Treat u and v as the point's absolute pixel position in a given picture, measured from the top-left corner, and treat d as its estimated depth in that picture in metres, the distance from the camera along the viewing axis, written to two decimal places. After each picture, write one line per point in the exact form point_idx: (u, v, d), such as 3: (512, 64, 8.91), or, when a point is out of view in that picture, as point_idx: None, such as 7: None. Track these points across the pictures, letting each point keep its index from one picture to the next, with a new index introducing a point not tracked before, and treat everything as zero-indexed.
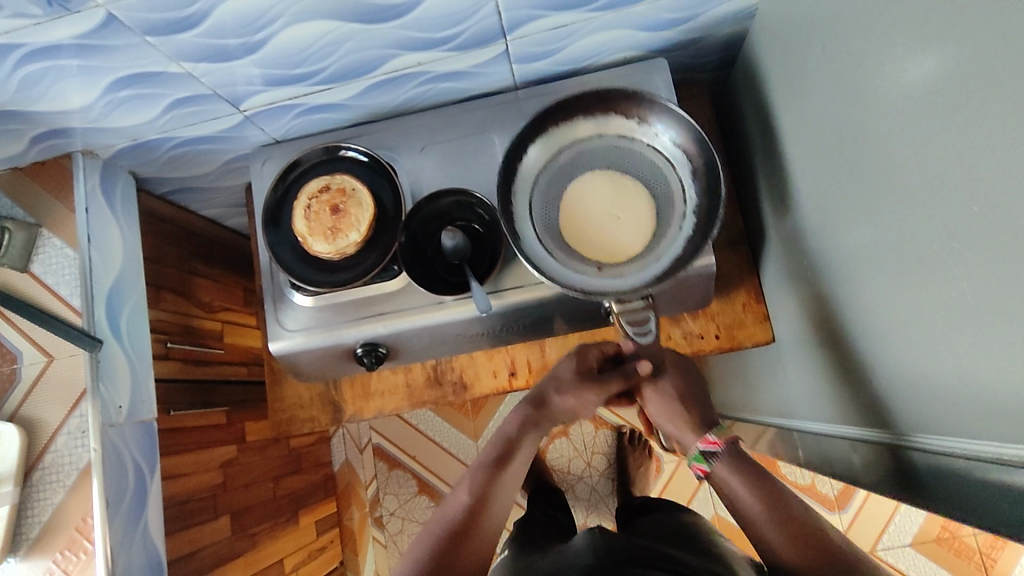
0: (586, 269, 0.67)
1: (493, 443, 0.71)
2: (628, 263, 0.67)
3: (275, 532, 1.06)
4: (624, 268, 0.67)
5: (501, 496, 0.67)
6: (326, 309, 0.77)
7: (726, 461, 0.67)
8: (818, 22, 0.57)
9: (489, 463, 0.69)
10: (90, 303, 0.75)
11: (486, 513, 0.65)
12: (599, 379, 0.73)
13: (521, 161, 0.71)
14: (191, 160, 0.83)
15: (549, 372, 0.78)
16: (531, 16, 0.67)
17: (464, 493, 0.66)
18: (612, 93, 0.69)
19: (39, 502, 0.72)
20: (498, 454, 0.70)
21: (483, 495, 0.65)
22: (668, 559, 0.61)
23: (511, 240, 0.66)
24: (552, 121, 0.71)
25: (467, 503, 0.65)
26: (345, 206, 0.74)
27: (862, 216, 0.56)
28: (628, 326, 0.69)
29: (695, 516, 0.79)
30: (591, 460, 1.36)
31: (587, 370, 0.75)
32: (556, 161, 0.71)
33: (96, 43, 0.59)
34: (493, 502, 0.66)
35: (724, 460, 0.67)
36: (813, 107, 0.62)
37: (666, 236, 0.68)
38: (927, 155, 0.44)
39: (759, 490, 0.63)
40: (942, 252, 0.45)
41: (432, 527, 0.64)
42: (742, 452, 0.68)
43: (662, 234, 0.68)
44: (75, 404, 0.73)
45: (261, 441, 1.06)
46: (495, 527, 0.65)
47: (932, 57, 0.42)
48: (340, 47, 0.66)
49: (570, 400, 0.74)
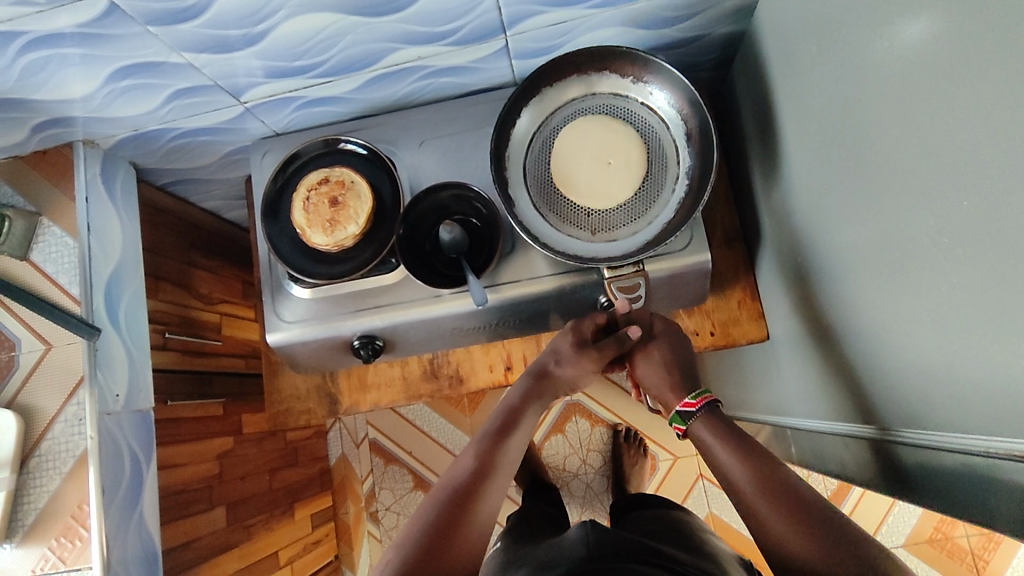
0: (579, 231, 0.73)
1: (495, 416, 0.72)
2: (620, 224, 0.72)
3: (270, 525, 1.06)
4: (616, 229, 0.72)
5: (507, 466, 0.67)
6: (324, 301, 0.78)
7: (706, 424, 0.67)
8: (815, 18, 0.57)
9: (491, 435, 0.69)
10: (89, 292, 0.75)
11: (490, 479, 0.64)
12: (596, 349, 0.76)
13: (516, 126, 0.75)
14: (191, 151, 0.83)
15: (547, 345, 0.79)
16: (531, 12, 0.68)
17: (468, 460, 0.66)
18: (609, 53, 0.70)
19: (35, 489, 0.72)
20: (502, 425, 0.70)
21: (485, 463, 0.65)
22: (661, 555, 0.61)
23: (506, 209, 0.71)
24: (545, 84, 0.74)
25: (471, 466, 0.65)
26: (344, 199, 0.75)
27: (855, 213, 0.56)
28: (618, 292, 0.73)
29: (688, 514, 0.79)
30: (586, 458, 1.37)
31: (583, 341, 0.77)
32: (551, 121, 0.75)
33: (98, 32, 0.59)
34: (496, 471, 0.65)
35: (706, 424, 0.68)
36: (808, 106, 0.62)
37: (659, 197, 0.72)
38: (919, 149, 0.45)
39: (738, 449, 0.63)
40: (933, 247, 0.45)
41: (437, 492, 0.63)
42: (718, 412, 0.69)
43: (655, 194, 0.72)
44: (73, 391, 0.73)
45: (257, 434, 1.06)
46: (497, 494, 0.65)
47: (925, 53, 0.42)
48: (341, 41, 0.67)
49: (570, 371, 0.76)
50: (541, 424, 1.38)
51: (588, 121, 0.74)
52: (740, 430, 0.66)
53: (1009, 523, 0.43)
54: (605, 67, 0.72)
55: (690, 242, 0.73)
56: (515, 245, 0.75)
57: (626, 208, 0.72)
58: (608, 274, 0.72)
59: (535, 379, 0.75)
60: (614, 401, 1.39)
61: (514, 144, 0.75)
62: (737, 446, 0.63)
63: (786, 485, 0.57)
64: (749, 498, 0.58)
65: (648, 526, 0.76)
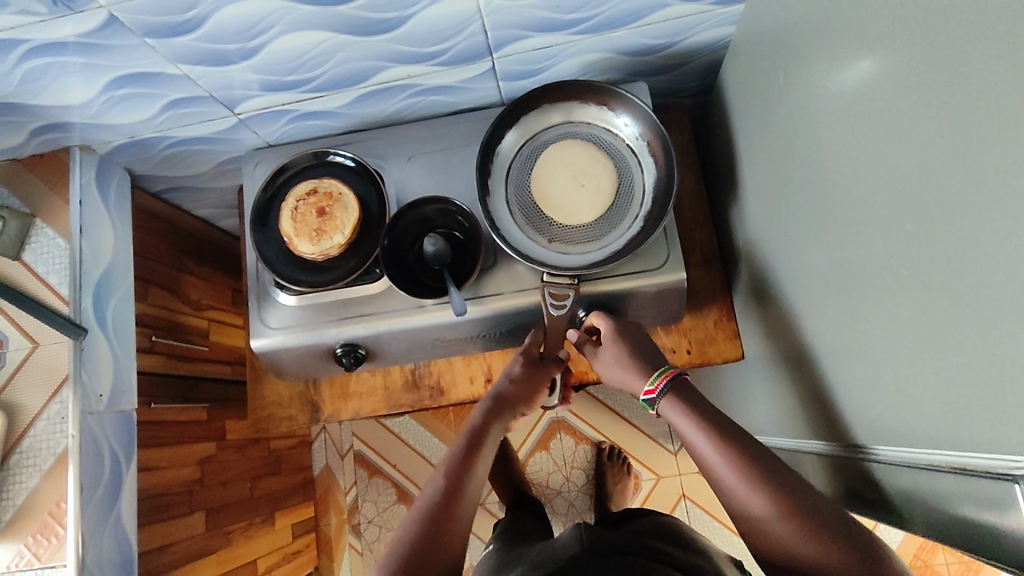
0: (537, 237, 0.75)
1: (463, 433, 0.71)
2: (576, 241, 0.74)
3: (249, 532, 1.06)
4: (570, 245, 0.74)
5: (477, 483, 0.66)
6: (308, 309, 0.79)
7: (676, 406, 0.63)
8: (786, 50, 0.60)
9: (456, 456, 0.67)
10: (78, 292, 0.77)
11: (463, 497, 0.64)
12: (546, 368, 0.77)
13: (506, 136, 0.78)
14: (186, 159, 0.86)
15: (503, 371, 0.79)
16: (516, 36, 0.71)
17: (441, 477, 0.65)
18: (604, 87, 0.74)
19: (14, 485, 0.72)
20: (469, 443, 0.69)
21: (459, 475, 0.65)
22: (654, 556, 0.62)
23: (479, 202, 0.74)
24: (545, 101, 0.76)
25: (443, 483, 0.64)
26: (331, 210, 0.77)
27: (822, 235, 0.58)
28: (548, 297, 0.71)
29: (676, 517, 0.80)
30: (570, 475, 1.37)
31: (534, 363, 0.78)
32: (543, 135, 0.77)
33: (99, 42, 0.62)
34: (469, 481, 0.65)
35: (672, 402, 0.64)
36: (778, 133, 0.65)
37: (615, 229, 0.74)
38: (878, 179, 0.47)
39: (707, 430, 0.59)
40: (890, 272, 0.47)
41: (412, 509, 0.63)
42: (683, 384, 0.65)
43: (614, 225, 0.74)
44: (57, 389, 0.74)
45: (240, 441, 1.07)
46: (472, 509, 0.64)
47: (887, 87, 0.45)
48: (332, 57, 0.69)
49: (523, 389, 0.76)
50: (526, 440, 1.40)
51: (575, 146, 0.76)
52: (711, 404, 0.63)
53: (971, 541, 0.45)
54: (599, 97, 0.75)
55: (666, 261, 0.75)
56: (496, 259, 0.77)
57: (586, 229, 0.75)
58: (546, 276, 0.72)
59: (495, 397, 0.74)
60: (599, 420, 1.40)
61: (500, 154, 0.77)
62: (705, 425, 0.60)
63: (768, 470, 0.55)
64: (729, 488, 0.56)
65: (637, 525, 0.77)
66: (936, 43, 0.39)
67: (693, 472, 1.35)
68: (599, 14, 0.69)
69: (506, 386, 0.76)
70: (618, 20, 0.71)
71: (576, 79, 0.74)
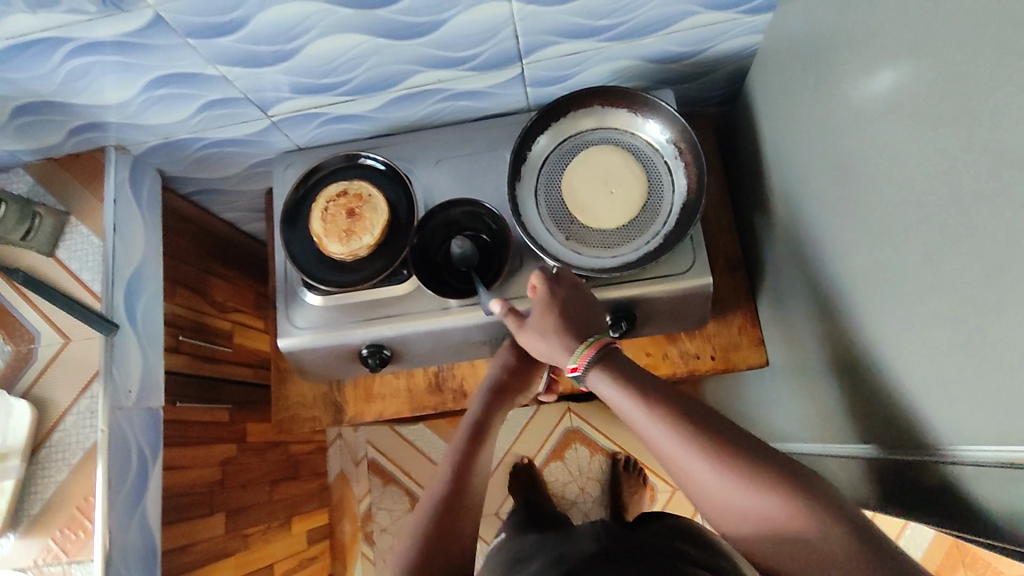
0: (554, 233, 0.76)
1: (464, 430, 0.71)
2: (591, 245, 0.75)
3: (267, 536, 1.06)
4: (585, 247, 0.75)
5: (482, 474, 0.68)
6: (335, 309, 0.80)
7: (608, 377, 0.59)
8: (817, 54, 0.61)
9: (461, 450, 0.68)
10: (111, 289, 0.78)
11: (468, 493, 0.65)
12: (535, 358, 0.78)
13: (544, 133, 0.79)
14: (217, 161, 0.87)
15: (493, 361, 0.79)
16: (546, 42, 0.72)
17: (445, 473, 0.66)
18: (647, 99, 0.75)
19: (42, 479, 0.73)
20: (473, 436, 0.70)
21: (464, 471, 0.66)
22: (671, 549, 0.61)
23: (508, 188, 0.75)
24: (595, 102, 0.77)
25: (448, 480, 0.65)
26: (361, 211, 0.78)
27: (857, 236, 0.59)
28: None
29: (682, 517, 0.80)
30: (585, 486, 1.36)
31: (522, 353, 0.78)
32: (587, 136, 0.78)
33: (142, 42, 0.63)
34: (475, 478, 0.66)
35: (600, 372, 0.60)
36: (809, 137, 0.65)
37: (631, 242, 0.75)
38: (912, 180, 0.48)
39: (649, 400, 0.56)
40: (926, 270, 0.48)
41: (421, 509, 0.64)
42: (609, 352, 0.61)
43: (629, 237, 0.75)
44: (87, 385, 0.75)
45: (260, 444, 1.07)
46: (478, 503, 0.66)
47: (921, 86, 0.45)
48: (367, 61, 0.71)
49: (518, 381, 0.77)
50: (541, 449, 1.40)
51: (612, 155, 0.77)
52: (615, 363, 0.60)
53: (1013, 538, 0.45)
54: (641, 106, 0.76)
55: (693, 265, 0.75)
56: (523, 260, 0.77)
57: (603, 235, 0.75)
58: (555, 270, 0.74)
59: (495, 389, 0.75)
60: (615, 430, 1.39)
61: (538, 149, 0.79)
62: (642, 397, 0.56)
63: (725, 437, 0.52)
64: (676, 461, 0.53)
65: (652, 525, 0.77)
66: (978, 43, 0.40)
67: None
68: (629, 21, 0.70)
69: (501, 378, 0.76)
70: (647, 27, 0.72)
71: (624, 88, 0.75)
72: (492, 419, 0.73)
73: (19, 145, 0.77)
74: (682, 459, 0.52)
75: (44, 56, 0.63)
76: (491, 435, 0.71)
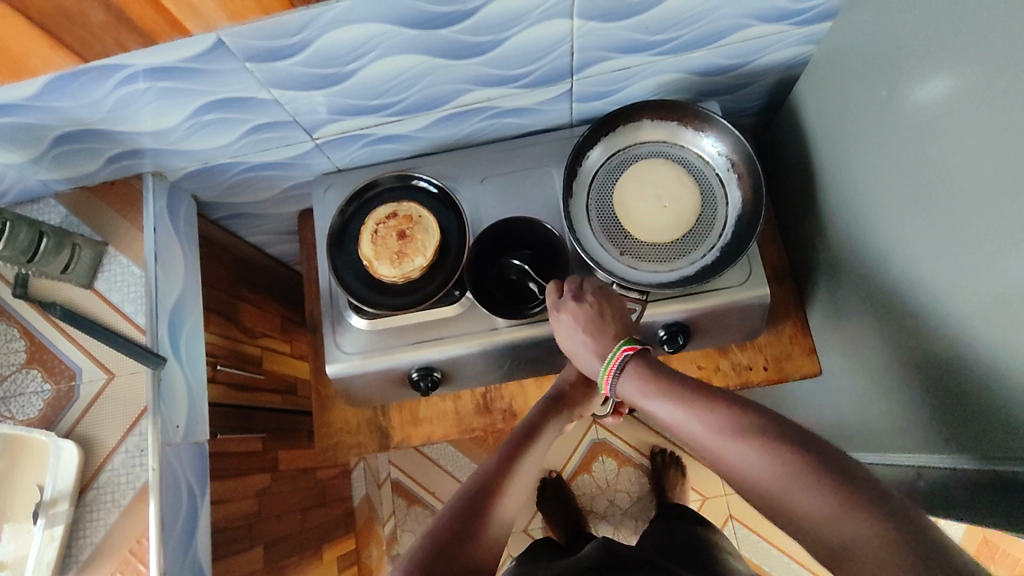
0: (608, 248, 0.75)
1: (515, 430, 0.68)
2: (647, 259, 0.74)
3: (302, 566, 1.03)
4: (641, 261, 0.74)
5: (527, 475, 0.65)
6: (383, 333, 0.78)
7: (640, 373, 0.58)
8: (883, 66, 0.61)
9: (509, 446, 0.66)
10: (155, 321, 0.75)
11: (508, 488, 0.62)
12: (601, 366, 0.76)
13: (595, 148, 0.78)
14: (254, 184, 0.85)
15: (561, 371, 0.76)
16: (600, 58, 0.71)
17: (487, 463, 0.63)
18: (696, 111, 0.75)
19: (91, 523, 0.70)
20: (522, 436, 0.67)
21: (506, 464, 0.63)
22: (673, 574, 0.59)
23: (562, 202, 0.74)
24: (644, 116, 0.77)
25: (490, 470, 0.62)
26: (412, 232, 0.76)
27: (930, 246, 0.59)
28: None
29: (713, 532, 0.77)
30: (614, 499, 1.36)
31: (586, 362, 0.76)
32: (637, 149, 0.78)
33: (198, 67, 0.61)
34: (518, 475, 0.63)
35: (630, 369, 0.59)
36: (871, 148, 0.66)
37: (687, 255, 0.74)
38: (1000, 187, 0.49)
39: (683, 395, 0.54)
40: (1016, 278, 0.49)
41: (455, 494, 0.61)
42: (640, 354, 0.60)
43: (685, 251, 0.74)
44: (135, 422, 0.72)
45: (292, 471, 1.04)
46: (517, 502, 0.63)
47: (1011, 95, 0.46)
48: (421, 81, 0.69)
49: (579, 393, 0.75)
50: (568, 463, 1.38)
51: (665, 169, 0.76)
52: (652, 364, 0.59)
53: None
54: (690, 119, 0.76)
55: (749, 277, 0.75)
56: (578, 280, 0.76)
57: (659, 249, 0.75)
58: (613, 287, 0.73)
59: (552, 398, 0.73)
60: (642, 440, 1.39)
61: (588, 164, 0.78)
62: (679, 392, 0.54)
63: (772, 426, 0.48)
64: (722, 455, 0.50)
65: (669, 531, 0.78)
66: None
67: None
68: (683, 36, 0.70)
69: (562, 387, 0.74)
70: (699, 41, 0.71)
71: (676, 101, 0.74)
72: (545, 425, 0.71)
73: (53, 174, 0.74)
74: (725, 448, 0.49)
75: (96, 83, 0.61)
76: (541, 440, 0.68)
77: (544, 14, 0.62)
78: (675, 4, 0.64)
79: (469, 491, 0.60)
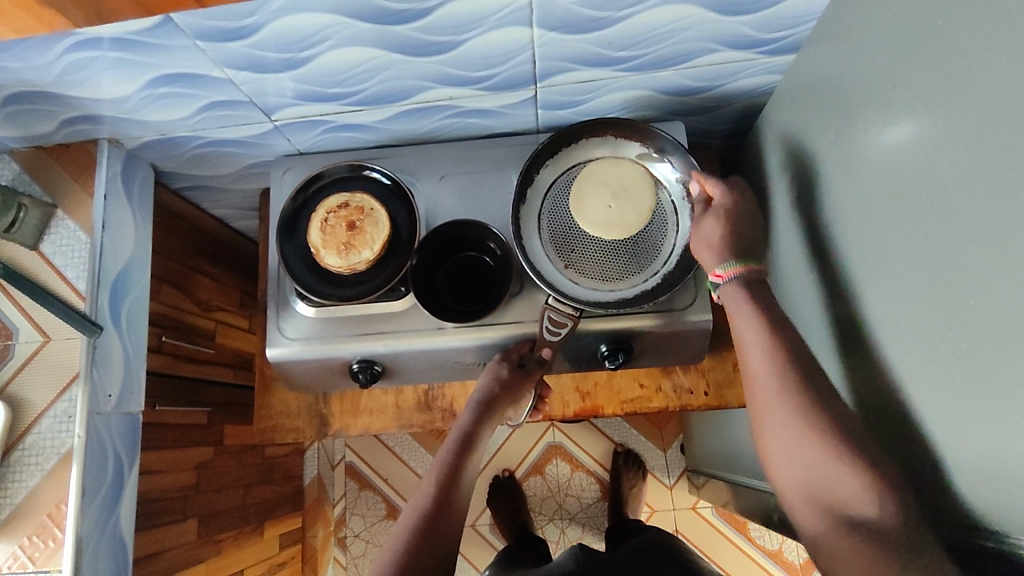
0: (552, 260, 0.75)
1: (451, 443, 0.71)
2: (589, 275, 0.74)
3: (240, 541, 1.03)
4: (583, 277, 0.74)
5: (466, 490, 0.68)
6: (328, 322, 0.78)
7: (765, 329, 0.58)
8: (839, 101, 0.61)
9: (448, 465, 0.68)
10: (96, 288, 0.75)
11: (452, 510, 0.64)
12: (528, 375, 0.74)
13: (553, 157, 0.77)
14: (213, 160, 0.85)
15: (486, 371, 0.74)
16: (563, 68, 0.70)
17: (431, 487, 0.66)
18: (652, 129, 0.74)
19: (14, 483, 0.70)
20: (459, 450, 0.70)
21: (450, 484, 0.66)
22: None
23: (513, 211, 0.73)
24: (609, 133, 0.76)
25: (434, 493, 0.65)
26: (362, 224, 0.76)
27: (858, 289, 0.59)
28: (547, 320, 0.72)
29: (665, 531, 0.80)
30: (563, 502, 1.36)
31: (513, 367, 0.74)
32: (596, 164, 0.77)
33: (146, 41, 0.60)
34: (460, 494, 0.66)
35: (739, 290, 0.62)
36: (820, 184, 0.65)
37: (630, 277, 0.74)
38: (925, 240, 0.48)
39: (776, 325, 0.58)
40: (934, 337, 0.47)
41: (403, 519, 0.64)
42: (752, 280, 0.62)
43: (629, 272, 0.74)
44: (66, 387, 0.72)
45: (237, 447, 1.04)
46: (462, 518, 0.66)
47: (955, 147, 0.44)
48: (378, 74, 0.69)
49: (508, 397, 0.73)
50: (521, 464, 1.39)
51: (637, 183, 0.74)
52: (775, 318, 0.59)
53: None
54: (649, 140, 0.76)
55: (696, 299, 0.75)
56: (523, 284, 0.77)
57: (603, 267, 0.74)
58: (551, 300, 0.72)
59: (488, 403, 0.73)
60: (597, 447, 1.39)
61: (544, 174, 0.77)
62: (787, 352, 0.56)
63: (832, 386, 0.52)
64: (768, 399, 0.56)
65: (641, 543, 0.75)
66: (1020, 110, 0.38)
67: (686, 507, 1.35)
68: (650, 54, 0.69)
69: (492, 394, 0.73)
70: (667, 60, 0.71)
71: (636, 122, 0.74)
72: (482, 434, 0.73)
73: (8, 131, 0.74)
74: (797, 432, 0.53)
75: (42, 48, 0.60)
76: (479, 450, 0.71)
77: (501, 20, 0.62)
78: (639, 21, 0.64)
79: (418, 518, 0.63)
